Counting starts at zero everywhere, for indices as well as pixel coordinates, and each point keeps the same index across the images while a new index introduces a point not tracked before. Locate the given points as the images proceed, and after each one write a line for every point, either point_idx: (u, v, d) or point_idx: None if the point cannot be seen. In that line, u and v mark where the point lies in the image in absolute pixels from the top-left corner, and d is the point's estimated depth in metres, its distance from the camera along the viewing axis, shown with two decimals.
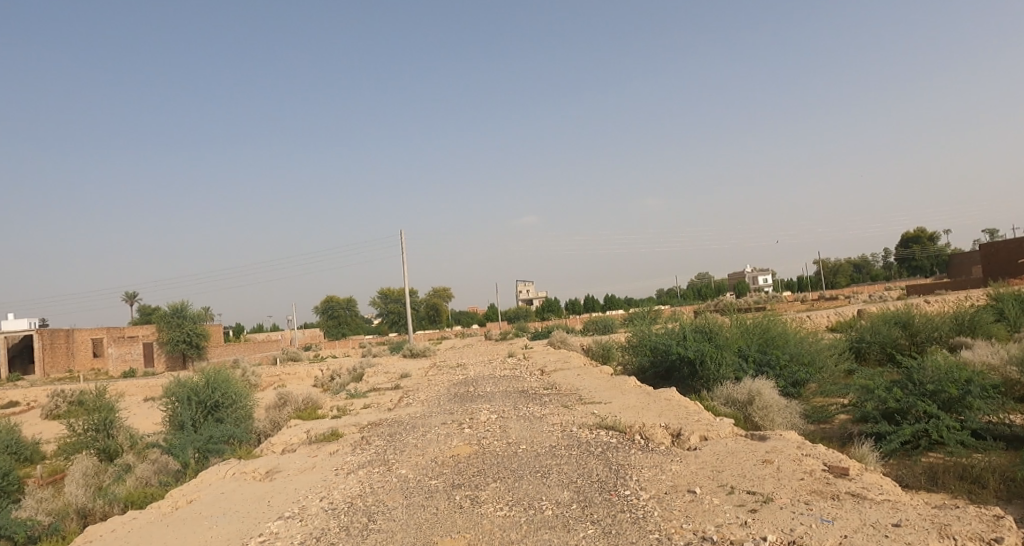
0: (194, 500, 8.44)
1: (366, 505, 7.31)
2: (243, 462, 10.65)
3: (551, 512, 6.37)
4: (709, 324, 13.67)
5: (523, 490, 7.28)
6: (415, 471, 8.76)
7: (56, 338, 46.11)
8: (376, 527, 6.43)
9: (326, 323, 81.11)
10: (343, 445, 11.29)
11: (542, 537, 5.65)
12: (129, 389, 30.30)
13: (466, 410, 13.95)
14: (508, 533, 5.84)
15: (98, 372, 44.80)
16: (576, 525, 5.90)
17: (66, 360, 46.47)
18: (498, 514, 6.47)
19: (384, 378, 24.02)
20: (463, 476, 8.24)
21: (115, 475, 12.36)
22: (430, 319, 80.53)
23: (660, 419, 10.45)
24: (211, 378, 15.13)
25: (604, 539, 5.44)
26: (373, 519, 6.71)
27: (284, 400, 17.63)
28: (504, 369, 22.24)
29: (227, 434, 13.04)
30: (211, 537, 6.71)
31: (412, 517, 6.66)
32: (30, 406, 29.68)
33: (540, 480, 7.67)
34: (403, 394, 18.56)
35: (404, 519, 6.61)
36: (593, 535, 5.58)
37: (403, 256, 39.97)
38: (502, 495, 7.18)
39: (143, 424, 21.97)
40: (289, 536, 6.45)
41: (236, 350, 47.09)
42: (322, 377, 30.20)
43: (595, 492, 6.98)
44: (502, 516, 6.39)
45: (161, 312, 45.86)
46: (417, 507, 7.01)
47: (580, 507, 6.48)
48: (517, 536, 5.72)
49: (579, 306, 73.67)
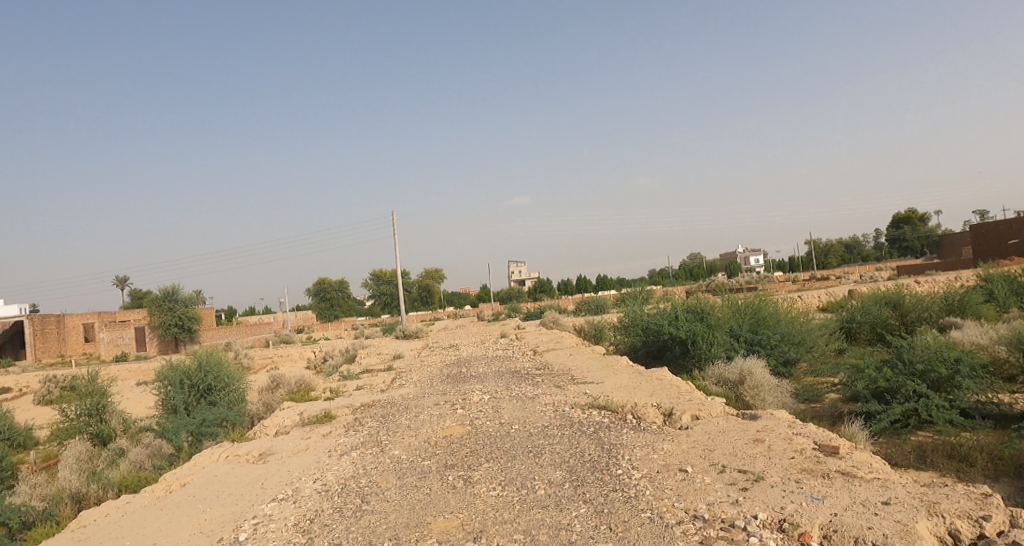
0: (187, 483, 8.45)
1: (360, 486, 7.33)
2: (237, 445, 10.68)
3: (544, 491, 6.42)
4: (701, 304, 13.73)
5: (517, 470, 7.31)
6: (408, 452, 8.80)
7: (48, 324, 45.80)
8: (370, 508, 6.46)
9: (319, 304, 80.89)
10: (336, 427, 11.31)
11: (535, 516, 5.70)
12: (122, 374, 30.24)
13: (459, 391, 14.00)
14: (501, 513, 5.89)
15: (90, 357, 44.67)
16: (569, 505, 5.95)
17: (58, 345, 46.23)
18: (492, 494, 6.50)
19: (377, 359, 24.11)
20: (457, 456, 8.29)
21: (109, 460, 12.33)
22: (423, 301, 80.63)
23: (653, 399, 10.52)
24: (203, 360, 15.09)
25: (597, 518, 5.48)
26: (366, 500, 6.73)
27: (276, 382, 17.62)
28: (496, 350, 22.32)
29: (220, 417, 13.05)
30: (205, 521, 6.71)
31: (405, 497, 6.69)
32: (22, 392, 29.56)
33: (533, 460, 7.74)
34: (396, 375, 18.62)
35: (398, 499, 6.64)
36: (585, 514, 5.63)
37: (395, 236, 40.02)
38: (494, 475, 7.23)
39: (136, 408, 21.93)
40: (283, 518, 6.47)
41: (228, 333, 47.09)
42: (315, 359, 30.22)
43: (587, 471, 7.03)
44: (495, 496, 6.43)
45: (152, 295, 45.53)
46: (411, 487, 7.05)
47: (572, 486, 6.53)
48: (510, 516, 5.77)
49: (572, 287, 73.89)
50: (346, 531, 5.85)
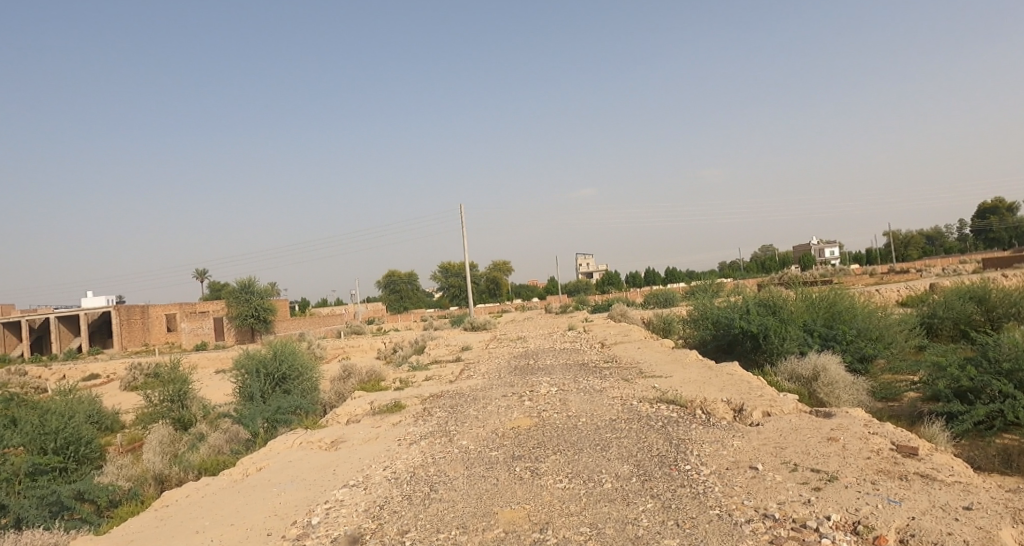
0: (263, 468, 9.12)
1: (428, 475, 7.66)
2: (310, 432, 11.36)
3: (611, 485, 6.50)
4: (774, 298, 13.26)
5: (584, 463, 7.44)
6: (476, 443, 9.08)
7: (133, 314, 49.79)
8: (438, 497, 6.75)
9: (390, 297, 83.60)
10: (406, 416, 11.79)
11: (602, 510, 5.79)
12: (201, 362, 32.60)
13: (526, 383, 14.22)
14: (568, 505, 6.01)
15: (172, 345, 48.23)
16: (635, 499, 6.00)
17: (142, 334, 50.19)
18: (559, 486, 6.64)
19: (446, 351, 24.75)
20: (524, 447, 8.49)
21: (189, 445, 13.37)
22: (491, 293, 81.76)
23: (722, 394, 10.31)
24: (278, 350, 16.10)
25: (664, 514, 5.51)
26: (435, 489, 7.04)
27: (348, 372, 18.53)
28: (564, 342, 22.42)
29: (294, 405, 13.93)
30: (280, 504, 7.23)
31: (473, 487, 6.94)
32: (108, 378, 32.31)
33: (600, 453, 7.81)
34: (465, 367, 19.11)
35: (465, 489, 6.90)
36: (652, 509, 5.67)
37: (465, 232, 40.59)
38: (562, 467, 7.36)
39: (216, 395, 23.56)
40: (354, 504, 6.89)
41: (303, 324, 49.67)
42: (386, 350, 31.39)
43: (655, 466, 7.04)
44: (563, 488, 6.57)
45: (230, 287, 48.70)
46: (479, 478, 7.30)
47: (640, 480, 6.57)
48: (576, 508, 5.89)
49: (639, 280, 72.57)
50: (415, 518, 6.16)
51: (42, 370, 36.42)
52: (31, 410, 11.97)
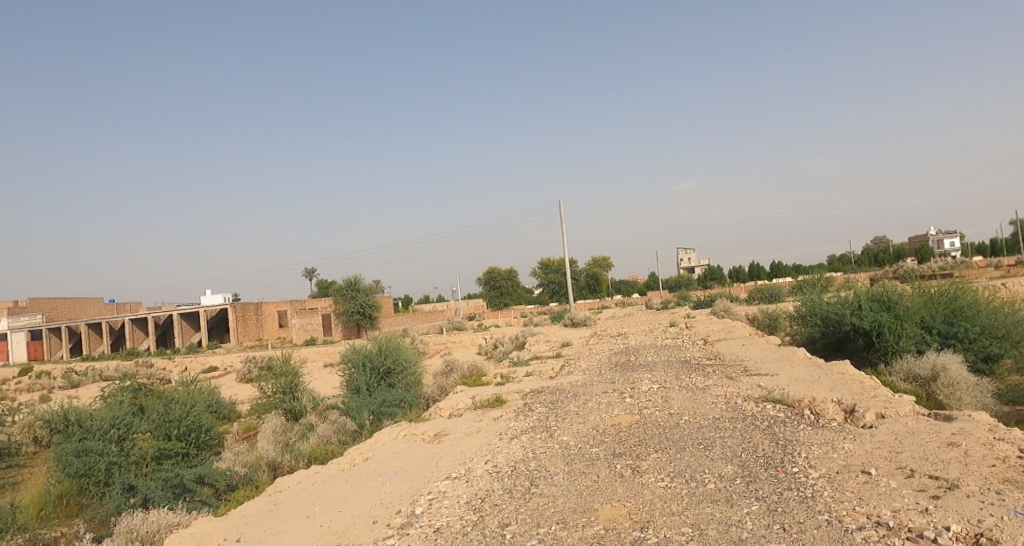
0: (368, 458, 9.94)
1: (529, 469, 8.01)
2: (414, 424, 12.14)
3: (714, 485, 6.49)
4: (888, 293, 12.24)
5: (685, 462, 7.44)
6: (576, 439, 9.32)
7: (248, 311, 54.59)
8: (538, 491, 7.07)
9: (490, 293, 85.64)
10: (507, 411, 12.26)
11: (704, 510, 5.83)
12: (312, 356, 35.38)
13: (627, 380, 14.21)
14: (669, 504, 6.11)
15: (285, 340, 52.52)
16: (740, 501, 5.97)
17: (256, 329, 54.95)
18: (660, 485, 6.73)
19: (546, 347, 25.15)
20: (624, 445, 8.61)
21: (299, 434, 14.63)
22: (591, 289, 81.40)
23: (833, 394, 9.80)
24: (383, 345, 17.23)
25: (770, 517, 5.45)
26: (535, 484, 7.37)
27: (450, 367, 19.46)
28: (666, 339, 22.05)
29: (398, 398, 14.91)
30: (385, 493, 7.87)
31: (573, 483, 7.20)
32: (226, 370, 35.83)
33: (703, 452, 7.77)
34: (565, 362, 19.38)
35: (565, 484, 7.17)
36: (757, 512, 5.62)
37: (563, 229, 40.98)
38: (663, 465, 7.42)
39: (326, 387, 25.51)
40: (456, 495, 7.38)
41: (406, 320, 52.35)
42: (487, 345, 32.38)
43: (760, 467, 6.92)
44: (664, 486, 6.66)
45: (338, 285, 52.19)
46: (579, 473, 7.54)
47: (744, 482, 6.50)
48: (678, 508, 5.97)
49: (742, 275, 69.28)
50: (516, 512, 6.51)
51: (166, 363, 40.96)
52: (157, 398, 13.27)
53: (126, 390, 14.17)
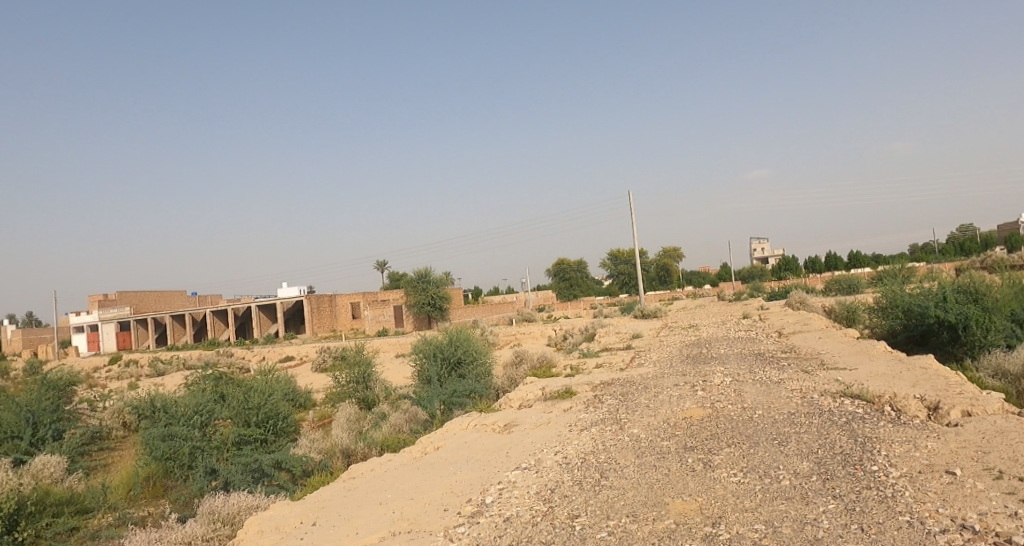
0: (439, 448, 10.36)
1: (599, 461, 8.18)
2: (485, 415, 12.52)
3: (789, 482, 6.43)
4: (975, 283, 11.63)
5: (759, 457, 7.38)
6: (647, 431, 9.38)
7: (323, 303, 57.23)
8: (609, 483, 7.23)
9: (558, 285, 85.66)
10: (577, 403, 12.44)
11: (779, 507, 5.81)
12: (385, 346, 36.85)
13: (699, 373, 14.00)
14: (743, 500, 6.11)
15: (360, 332, 54.75)
16: (816, 499, 5.90)
17: (331, 321, 57.61)
18: (733, 480, 6.74)
19: (616, 338, 25.06)
20: (696, 439, 8.61)
21: (373, 423, 15.33)
22: (660, 280, 79.85)
23: (915, 390, 9.34)
24: (453, 337, 17.76)
25: (847, 516, 5.38)
26: (606, 476, 7.53)
27: (520, 358, 19.87)
28: (739, 331, 21.46)
29: (469, 389, 15.40)
30: (455, 483, 8.24)
31: (644, 476, 7.31)
32: (303, 360, 37.89)
33: (777, 448, 7.66)
34: (635, 354, 19.28)
35: (636, 478, 7.29)
36: (834, 511, 5.56)
37: (632, 219, 40.53)
38: (736, 460, 7.39)
39: (399, 376, 26.53)
40: (527, 485, 7.65)
41: (476, 312, 53.46)
42: (556, 336, 32.60)
43: (838, 465, 6.77)
44: (737, 482, 6.65)
45: (409, 278, 53.74)
46: (650, 467, 7.64)
47: (820, 479, 6.40)
48: (752, 504, 5.98)
49: (818, 264, 65.99)
50: (585, 503, 6.71)
51: (247, 352, 43.66)
52: (238, 387, 14.41)
53: (211, 378, 15.47)
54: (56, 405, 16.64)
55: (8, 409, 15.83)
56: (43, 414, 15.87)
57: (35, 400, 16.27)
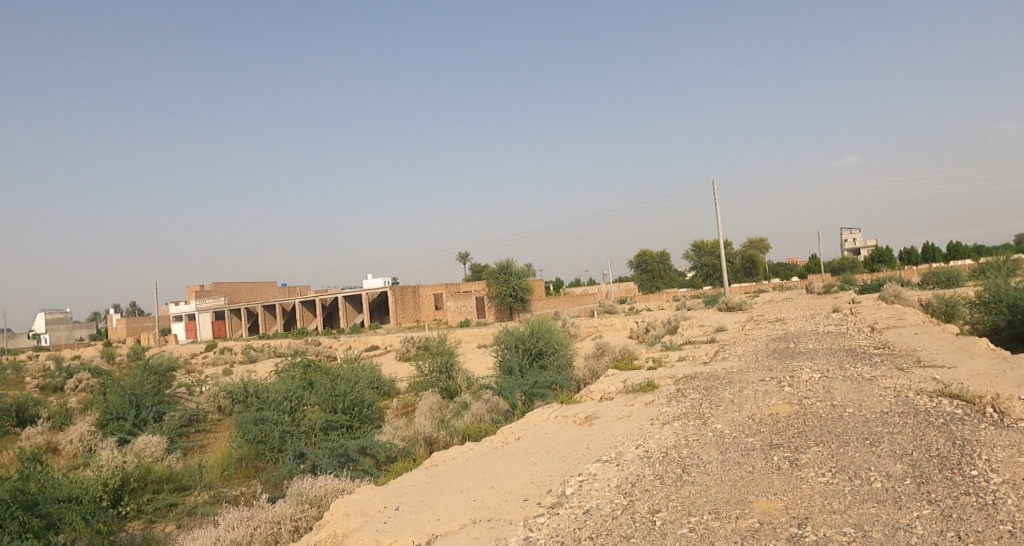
0: (520, 437, 10.88)
1: (680, 457, 8.36)
2: (566, 406, 12.90)
3: (880, 485, 6.37)
4: None
5: (849, 458, 7.31)
6: (731, 427, 9.43)
7: (406, 294, 58.85)
8: (691, 479, 7.41)
9: (640, 276, 84.29)
10: (659, 396, 12.57)
11: (869, 510, 5.79)
12: (468, 337, 38.09)
13: (786, 368, 13.71)
14: (831, 501, 6.13)
15: (443, 322, 56.56)
16: (909, 503, 5.83)
17: (414, 312, 59.47)
18: (820, 480, 6.75)
19: (700, 331, 24.58)
20: (783, 436, 8.58)
21: (453, 413, 16.07)
22: (746, 272, 76.83)
23: (1022, 391, 8.80)
24: (536, 329, 18.24)
25: (943, 523, 5.28)
26: (687, 471, 7.71)
27: (601, 350, 20.12)
28: (829, 325, 20.57)
29: (550, 380, 15.82)
30: (536, 472, 8.68)
31: (727, 473, 7.43)
32: (388, 349, 39.87)
33: (868, 448, 7.56)
34: (719, 348, 19.00)
35: (719, 474, 7.42)
36: (929, 516, 5.47)
37: (715, 209, 39.30)
38: (824, 460, 7.36)
39: (480, 367, 27.45)
40: (607, 478, 7.97)
41: (556, 304, 54.05)
42: (637, 329, 32.38)
43: (934, 468, 6.61)
44: (824, 482, 6.66)
45: (490, 269, 54.90)
46: (733, 463, 7.75)
47: (914, 483, 6.29)
48: (840, 506, 5.98)
49: (915, 255, 61.19)
50: (665, 499, 6.90)
51: (336, 341, 46.39)
52: (323, 376, 15.70)
53: (298, 366, 17.11)
54: (155, 389, 18.32)
55: (115, 392, 17.48)
56: (144, 397, 17.48)
57: (137, 384, 17.99)
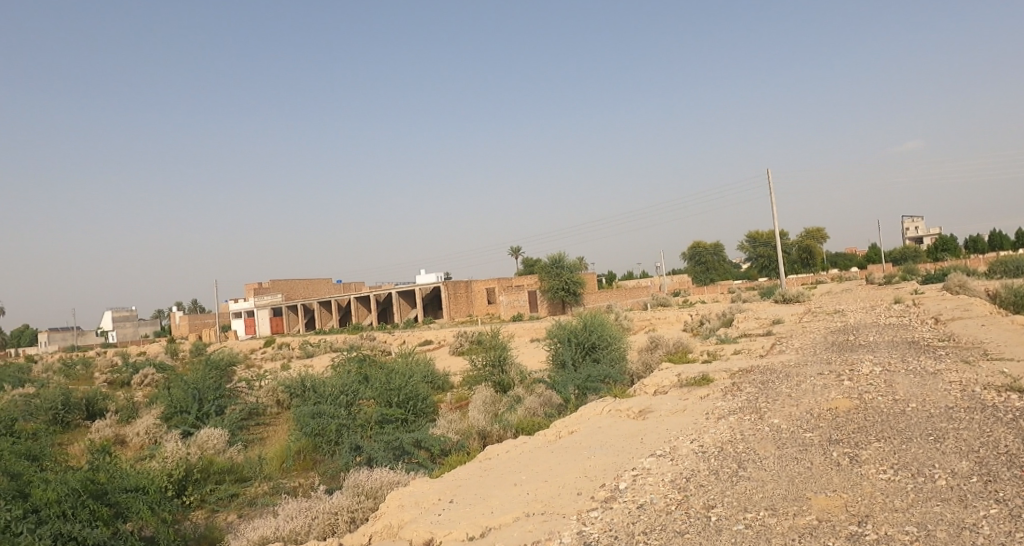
0: (574, 431, 11.10)
1: (736, 452, 8.41)
2: (620, 400, 13.05)
3: (945, 483, 6.26)
4: None
5: (912, 454, 7.19)
6: (788, 422, 9.38)
7: (459, 290, 60.79)
8: (747, 475, 7.46)
9: (693, 268, 82.60)
10: (714, 390, 12.55)
11: (932, 509, 5.69)
12: (520, 331, 38.50)
13: (846, 361, 13.40)
14: (892, 499, 6.06)
15: (496, 316, 57.13)
16: (975, 502, 5.71)
17: (467, 306, 61.32)
18: (881, 477, 6.69)
19: (755, 324, 24.09)
20: (842, 431, 8.48)
21: (507, 407, 16.40)
22: (803, 263, 74.24)
23: None
24: (588, 322, 18.38)
25: (1011, 522, 5.16)
26: (743, 467, 7.76)
27: (654, 343, 20.09)
28: (891, 317, 19.83)
29: (604, 374, 15.96)
30: (590, 467, 8.90)
31: (785, 468, 7.44)
32: (442, 343, 40.78)
33: (932, 445, 7.42)
34: (776, 341, 18.66)
35: (776, 470, 7.44)
36: (996, 516, 5.35)
37: (772, 200, 38.25)
38: (886, 456, 7.27)
39: (533, 361, 27.79)
40: (661, 473, 8.10)
41: (609, 297, 53.99)
42: (691, 322, 31.94)
43: (1002, 466, 6.45)
44: (886, 479, 6.60)
45: (542, 264, 55.18)
46: (790, 459, 7.75)
47: (981, 481, 6.15)
48: (902, 504, 5.91)
49: (982, 243, 57.71)
50: (721, 494, 6.95)
51: (391, 336, 47.72)
52: (378, 370, 16.36)
53: (354, 360, 17.89)
54: (217, 384, 19.55)
55: (179, 388, 18.88)
56: (206, 392, 18.81)
57: (200, 380, 19.28)
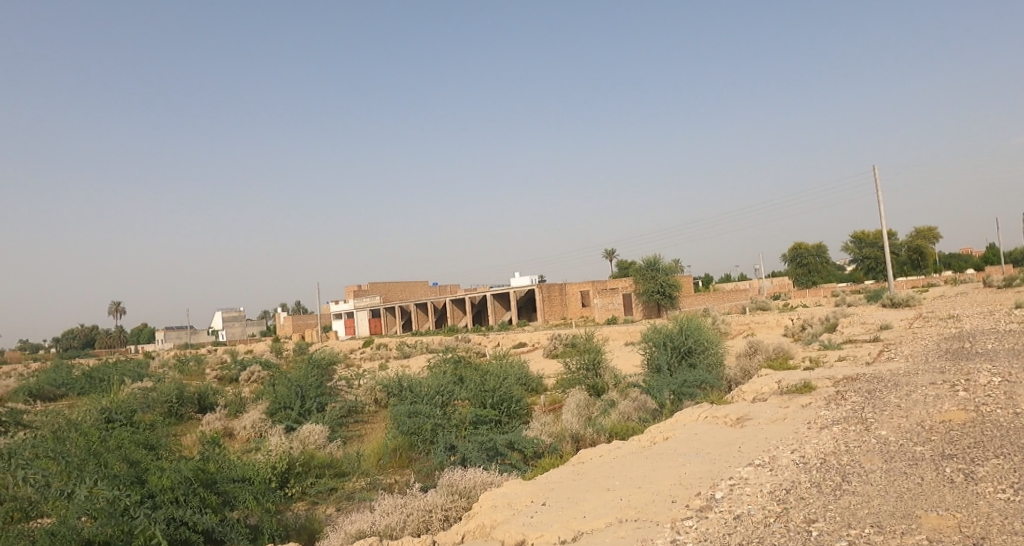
0: (668, 437, 11.45)
1: (840, 464, 8.44)
2: (717, 407, 13.16)
3: None
4: None
5: None
6: (897, 434, 9.20)
7: (553, 292, 61.50)
8: (851, 488, 7.49)
9: (794, 270, 78.47)
10: (817, 399, 12.38)
11: None
12: (615, 335, 38.65)
13: (962, 370, 12.69)
14: (1012, 520, 5.73)
15: (588, 319, 57.29)
16: None
17: (562, 309, 61.66)
18: (1000, 497, 6.39)
19: (861, 329, 23.00)
20: (957, 446, 8.24)
21: (601, 410, 16.83)
22: (912, 265, 68.64)
23: None
24: (684, 326, 18.46)
25: None
26: (847, 480, 7.80)
27: (753, 348, 19.78)
28: (1017, 322, 18.34)
29: (699, 379, 16.04)
30: (686, 474, 9.24)
31: (892, 484, 7.40)
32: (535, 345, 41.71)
33: None
34: (884, 347, 17.83)
35: (883, 485, 7.42)
36: None
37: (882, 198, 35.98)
38: (1005, 474, 7.01)
39: (626, 365, 27.99)
40: (760, 483, 8.31)
41: (705, 300, 52.97)
42: (792, 327, 30.80)
43: None
44: (1005, 499, 6.28)
45: (637, 267, 54.93)
46: (899, 473, 7.69)
47: None
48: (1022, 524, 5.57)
49: None
50: (823, 508, 7.00)
51: (483, 338, 49.32)
52: (474, 372, 17.38)
53: (450, 361, 19.03)
54: (318, 383, 21.46)
55: (283, 384, 20.86)
56: (307, 389, 20.73)
57: (302, 379, 21.23)
